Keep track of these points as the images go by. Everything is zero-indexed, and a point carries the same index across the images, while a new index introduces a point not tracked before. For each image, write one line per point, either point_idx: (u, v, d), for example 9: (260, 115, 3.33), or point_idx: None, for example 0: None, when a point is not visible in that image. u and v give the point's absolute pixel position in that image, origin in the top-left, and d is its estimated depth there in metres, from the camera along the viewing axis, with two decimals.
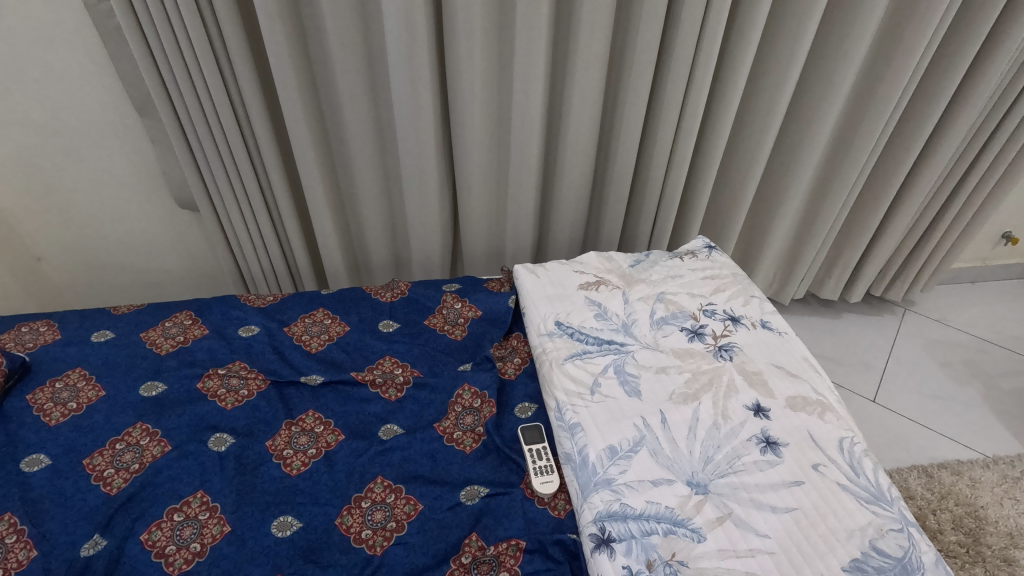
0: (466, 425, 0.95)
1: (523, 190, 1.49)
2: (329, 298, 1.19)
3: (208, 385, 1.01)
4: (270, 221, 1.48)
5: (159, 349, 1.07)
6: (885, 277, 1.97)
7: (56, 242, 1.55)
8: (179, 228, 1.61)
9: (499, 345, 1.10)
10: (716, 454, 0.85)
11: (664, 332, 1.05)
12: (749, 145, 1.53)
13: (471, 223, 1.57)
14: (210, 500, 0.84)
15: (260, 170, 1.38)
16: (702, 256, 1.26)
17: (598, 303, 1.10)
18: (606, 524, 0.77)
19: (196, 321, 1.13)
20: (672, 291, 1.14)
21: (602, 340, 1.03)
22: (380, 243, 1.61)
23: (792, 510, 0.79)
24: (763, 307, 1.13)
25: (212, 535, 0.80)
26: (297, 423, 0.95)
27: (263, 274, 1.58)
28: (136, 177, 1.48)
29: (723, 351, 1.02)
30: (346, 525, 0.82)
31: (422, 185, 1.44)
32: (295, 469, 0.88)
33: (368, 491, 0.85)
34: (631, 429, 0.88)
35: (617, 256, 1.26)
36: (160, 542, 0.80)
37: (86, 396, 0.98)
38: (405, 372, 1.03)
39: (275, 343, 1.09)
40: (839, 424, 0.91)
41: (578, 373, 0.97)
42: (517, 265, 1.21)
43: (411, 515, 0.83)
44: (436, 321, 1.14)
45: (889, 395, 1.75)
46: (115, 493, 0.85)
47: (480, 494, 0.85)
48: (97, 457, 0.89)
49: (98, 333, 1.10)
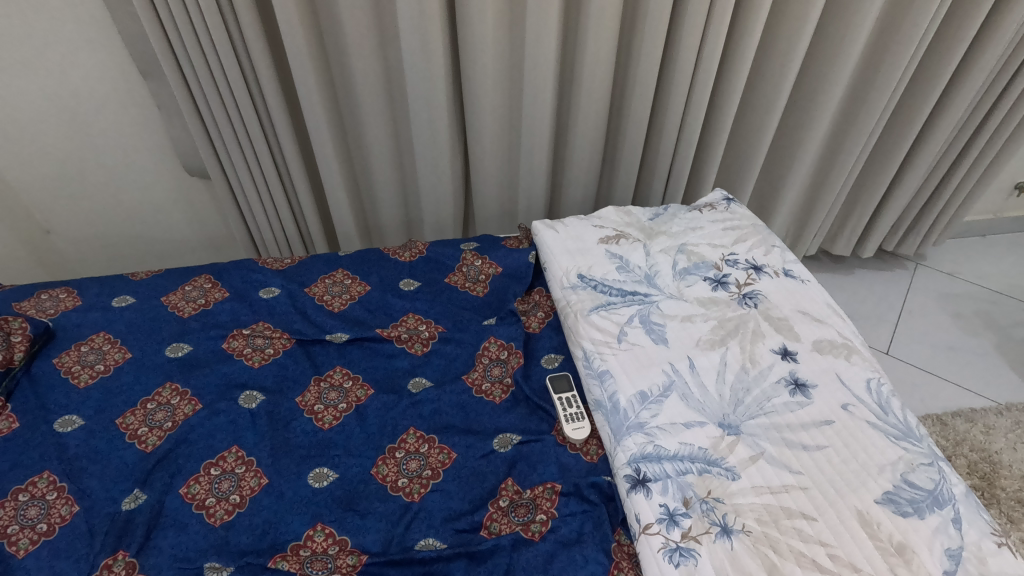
0: (494, 377, 0.95)
1: (536, 149, 1.47)
2: (347, 259, 1.18)
3: (234, 345, 1.01)
4: (281, 187, 1.46)
5: (181, 312, 1.07)
6: (897, 232, 1.96)
7: (65, 213, 1.54)
8: (189, 196, 1.59)
9: (521, 300, 1.10)
10: (746, 397, 0.86)
11: (687, 282, 1.05)
12: (764, 97, 1.50)
13: (483, 184, 1.55)
14: (245, 455, 0.85)
15: (270, 134, 1.36)
16: (720, 208, 1.25)
17: (619, 256, 1.10)
18: (641, 466, 0.78)
19: (216, 285, 1.13)
20: (693, 243, 1.13)
21: (625, 292, 1.03)
22: (391, 207, 1.60)
23: (823, 447, 0.80)
24: (784, 256, 1.12)
25: (251, 488, 0.81)
26: (325, 379, 0.95)
27: (275, 240, 1.57)
28: (143, 144, 1.46)
29: (747, 298, 1.02)
30: (382, 474, 0.82)
31: (433, 145, 1.42)
32: (327, 423, 0.89)
33: (401, 442, 0.86)
34: (661, 374, 0.88)
35: (635, 211, 1.25)
36: (199, 495, 0.81)
37: (113, 358, 0.98)
38: (430, 328, 1.03)
39: (297, 304, 1.08)
40: (865, 365, 0.92)
41: (604, 323, 0.97)
42: (536, 221, 1.20)
43: (446, 463, 0.83)
44: (456, 279, 1.13)
45: (902, 347, 1.76)
46: (150, 450, 0.86)
47: (513, 441, 0.86)
48: (130, 416, 0.90)
49: (119, 298, 1.09)
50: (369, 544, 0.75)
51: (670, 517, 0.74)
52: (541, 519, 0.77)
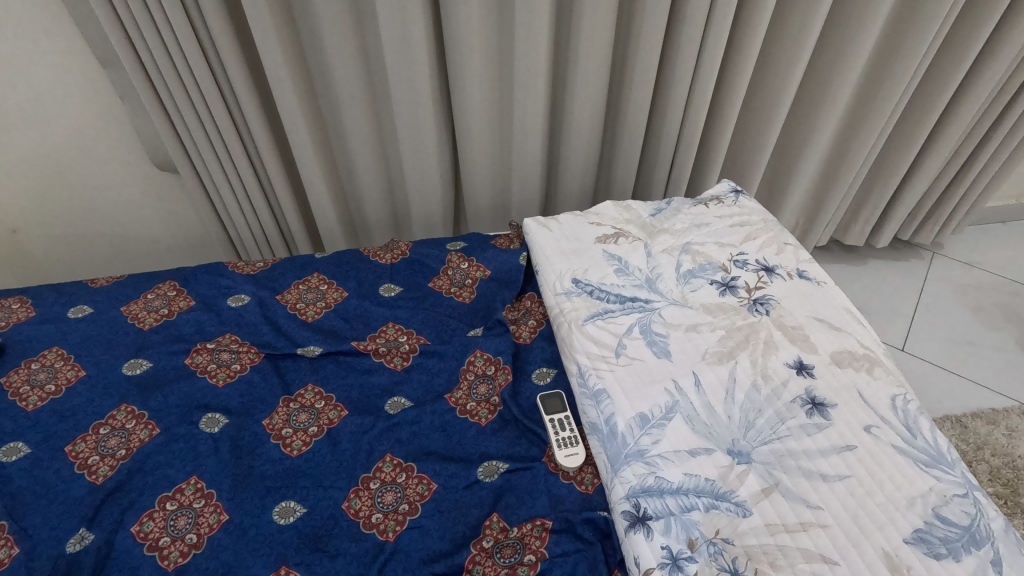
0: (480, 395, 0.86)
1: (529, 138, 1.37)
2: (324, 262, 1.09)
3: (197, 361, 0.92)
4: (257, 182, 1.37)
5: (142, 323, 0.98)
6: (914, 221, 1.85)
7: (31, 212, 1.45)
8: (161, 191, 1.50)
9: (512, 306, 1.01)
10: (758, 419, 0.77)
11: (692, 286, 0.96)
12: (774, 79, 1.39)
13: (473, 176, 1.45)
14: (204, 487, 0.77)
15: (241, 124, 1.26)
16: (728, 201, 1.15)
17: (618, 258, 1.01)
18: (641, 501, 0.70)
19: (180, 292, 1.04)
20: (698, 241, 1.04)
21: (625, 298, 0.94)
22: (377, 201, 1.50)
23: (844, 477, 0.71)
24: (798, 255, 1.03)
25: (209, 525, 0.74)
26: (295, 399, 0.87)
27: (253, 239, 1.48)
28: (109, 138, 1.36)
29: (758, 304, 0.93)
30: (354, 509, 0.74)
31: (418, 136, 1.32)
32: (296, 450, 0.81)
33: (377, 471, 0.78)
34: (663, 394, 0.80)
35: (636, 205, 1.15)
36: (152, 534, 0.73)
37: (65, 377, 0.90)
38: (411, 340, 0.95)
39: (268, 313, 1.00)
40: (889, 380, 0.83)
41: (601, 334, 0.88)
42: (528, 219, 1.11)
43: (424, 496, 0.75)
44: (441, 284, 1.04)
45: (918, 343, 1.66)
46: (101, 482, 0.78)
47: (499, 470, 0.78)
48: (80, 443, 0.82)
49: (75, 308, 1.01)
50: None
51: (673, 561, 0.65)
52: (529, 562, 0.69)
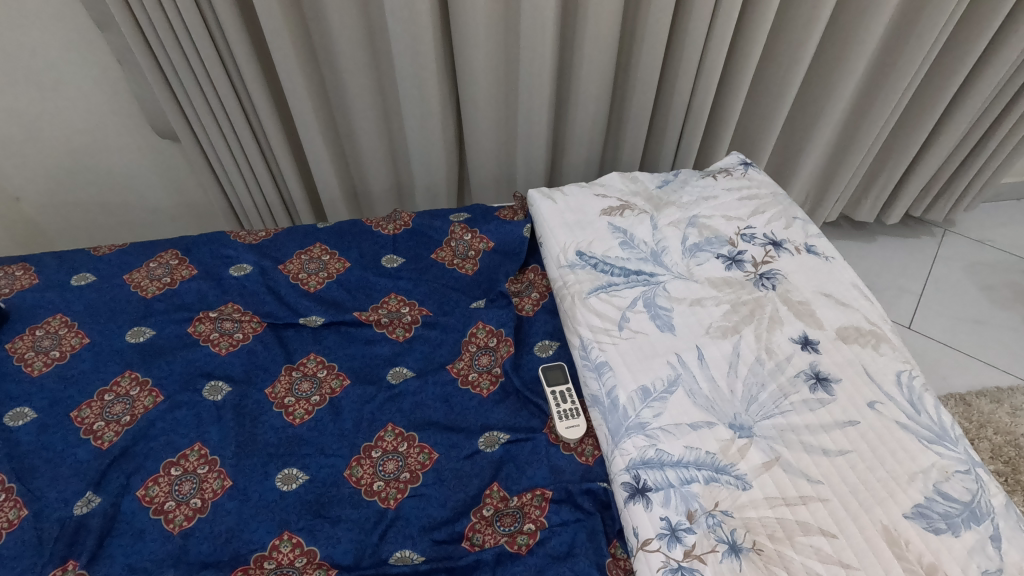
0: (482, 367, 0.86)
1: (535, 107, 1.34)
2: (326, 232, 1.08)
3: (200, 330, 0.92)
4: (259, 150, 1.35)
5: (144, 291, 0.98)
6: (926, 197, 1.82)
7: (32, 177, 1.43)
8: (163, 159, 1.48)
9: (515, 279, 1.00)
10: (760, 394, 0.77)
11: (698, 260, 0.94)
12: (789, 49, 1.34)
13: (478, 146, 1.43)
14: (208, 453, 0.78)
15: (240, 90, 1.23)
16: (737, 174, 1.12)
17: (623, 230, 0.99)
18: (641, 473, 0.70)
19: (183, 261, 1.04)
20: (705, 215, 1.02)
21: (629, 271, 0.92)
22: (380, 171, 1.48)
23: (846, 452, 0.71)
24: (807, 229, 1.01)
25: (213, 491, 0.74)
26: (298, 368, 0.87)
27: (256, 208, 1.47)
28: (108, 103, 1.34)
29: (764, 278, 0.91)
30: (356, 477, 0.75)
31: (422, 105, 1.29)
32: (298, 418, 0.81)
33: (378, 440, 0.78)
34: (665, 368, 0.79)
35: (642, 177, 1.13)
36: (158, 499, 0.74)
37: (69, 344, 0.90)
38: (413, 311, 0.94)
39: (270, 283, 0.99)
40: (895, 356, 0.82)
41: (604, 307, 0.87)
42: (532, 190, 1.09)
43: (425, 465, 0.76)
44: (444, 255, 1.03)
45: (925, 320, 1.65)
46: (107, 447, 0.79)
47: (500, 441, 0.78)
48: (86, 409, 0.83)
49: (78, 276, 1.01)
50: (340, 556, 0.68)
51: (671, 532, 0.66)
52: (528, 530, 0.70)
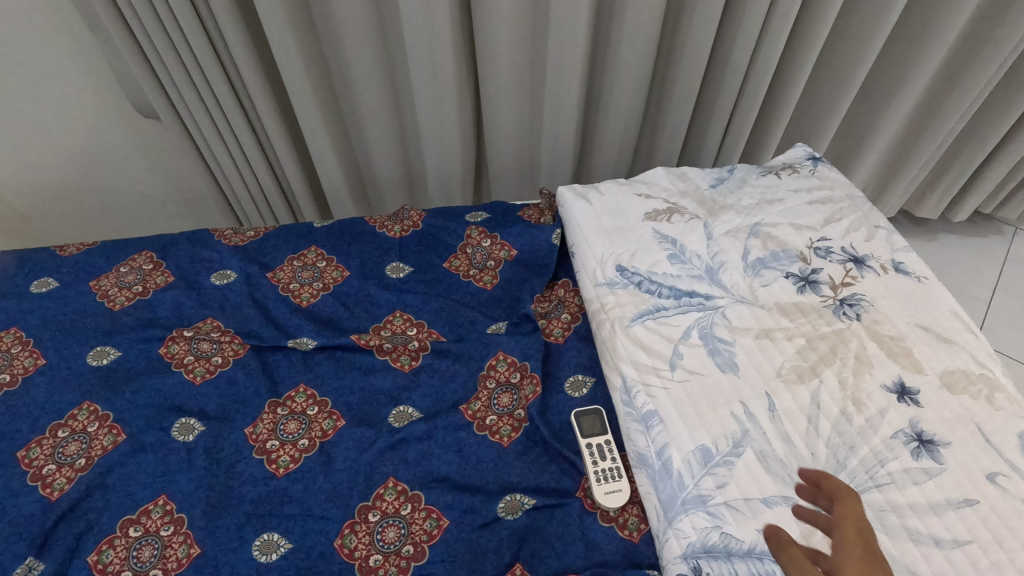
0: (502, 409, 0.72)
1: (565, 88, 1.17)
2: (323, 234, 0.94)
3: (173, 352, 0.79)
4: (252, 134, 1.20)
5: (112, 302, 0.85)
6: (1000, 193, 1.61)
7: (7, 161, 1.29)
8: (149, 139, 1.34)
9: (541, 297, 0.85)
10: (850, 460, 0.61)
11: (764, 280, 0.78)
12: (864, 23, 1.15)
13: (498, 132, 1.27)
14: (174, 510, 0.65)
15: (229, 65, 1.07)
16: (804, 171, 0.95)
17: (671, 240, 0.83)
18: (702, 564, 0.57)
19: (158, 266, 0.90)
20: (769, 223, 0.86)
21: (680, 293, 0.77)
22: (388, 156, 1.33)
23: (964, 544, 0.56)
24: (893, 241, 0.83)
25: (177, 560, 0.62)
26: (284, 403, 0.74)
27: (251, 198, 1.32)
28: (85, 76, 1.19)
29: (846, 305, 0.75)
30: (349, 549, 0.62)
31: (436, 84, 1.13)
32: (282, 468, 0.68)
33: (377, 500, 0.65)
34: (729, 422, 0.65)
35: (692, 174, 0.96)
36: (111, 568, 0.61)
37: (21, 365, 0.77)
38: (421, 335, 0.80)
39: (256, 295, 0.85)
40: (1015, 410, 0.65)
41: (651, 340, 0.72)
42: (563, 187, 0.93)
43: (433, 535, 0.62)
44: (458, 265, 0.89)
45: (993, 332, 1.48)
46: (56, 498, 0.66)
47: (524, 506, 0.64)
48: (35, 448, 0.70)
49: (37, 282, 0.87)
50: None
51: None
52: None
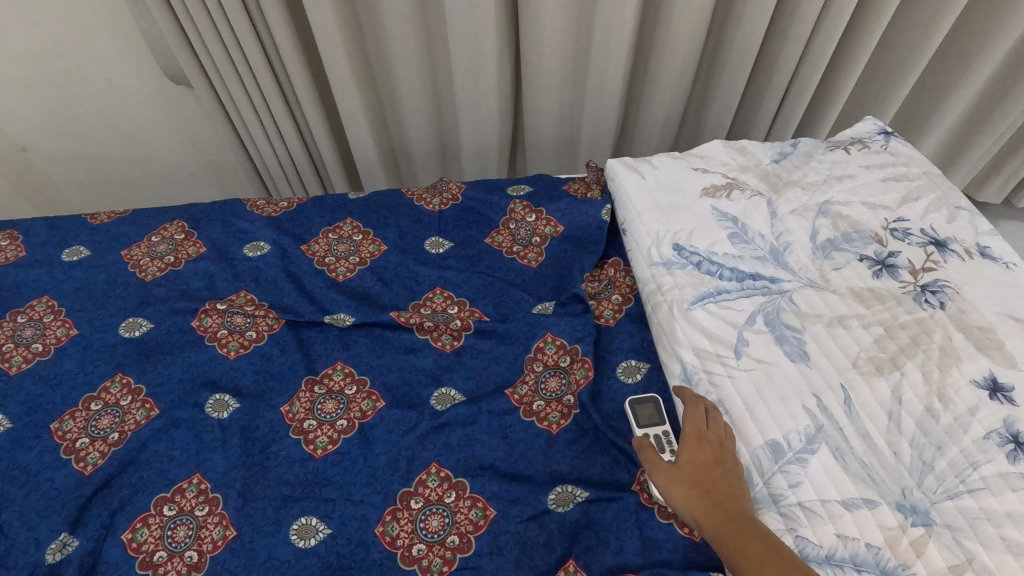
0: (550, 394, 0.68)
1: (611, 58, 1.10)
2: (359, 206, 0.89)
3: (206, 325, 0.76)
4: (284, 102, 1.15)
5: (143, 273, 0.82)
6: None
7: (39, 125, 1.28)
8: (178, 108, 1.30)
9: (590, 276, 0.81)
10: (937, 462, 0.54)
11: (834, 262, 0.71)
12: None
13: (538, 104, 1.20)
14: (209, 490, 0.62)
15: (262, 29, 1.02)
16: (876, 146, 0.87)
17: (732, 218, 0.77)
18: None
19: (190, 236, 0.87)
20: (840, 200, 0.78)
21: (742, 275, 0.71)
22: (422, 127, 1.27)
23: None
24: (976, 224, 0.74)
25: (212, 542, 0.59)
26: (321, 382, 0.71)
27: (281, 169, 1.28)
28: (113, 39, 1.15)
29: (928, 292, 0.67)
30: (391, 537, 0.59)
31: (475, 51, 1.07)
32: (320, 450, 0.65)
33: (419, 486, 0.62)
34: (801, 416, 0.59)
35: (752, 148, 0.90)
36: (146, 547, 0.59)
37: (53, 335, 0.75)
38: (462, 315, 0.76)
39: (291, 268, 0.82)
40: None
41: (712, 325, 0.67)
42: (612, 160, 0.88)
43: (480, 526, 0.59)
44: (501, 241, 0.84)
45: None
46: (89, 473, 0.64)
47: (576, 499, 0.60)
48: (68, 420, 0.68)
49: (69, 250, 0.85)
50: None
51: None
52: None
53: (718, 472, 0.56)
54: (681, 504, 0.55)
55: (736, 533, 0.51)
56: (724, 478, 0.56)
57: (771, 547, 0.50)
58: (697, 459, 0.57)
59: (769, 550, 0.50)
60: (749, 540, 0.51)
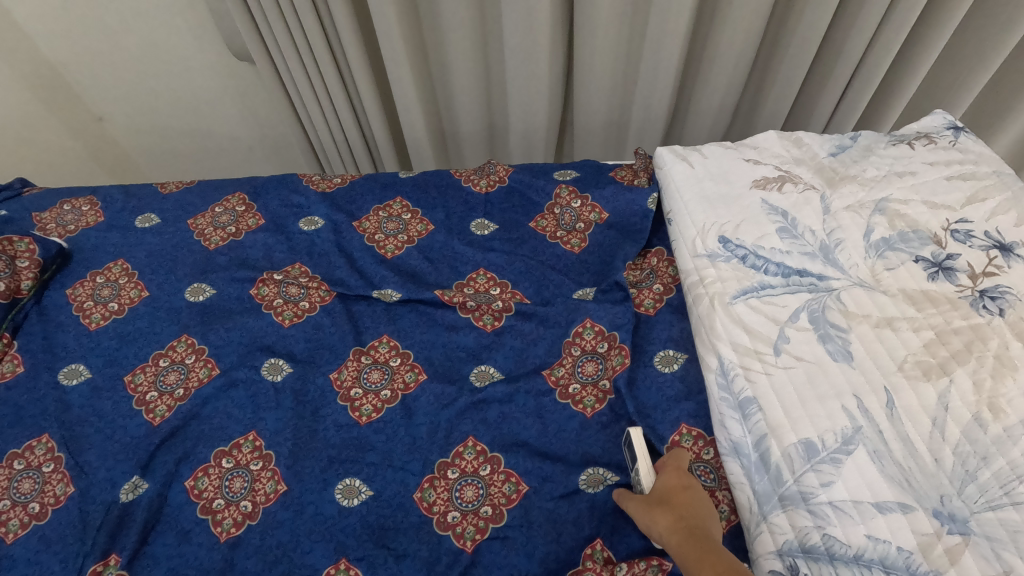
0: (586, 377, 0.70)
1: (666, 44, 1.08)
2: (408, 185, 0.92)
3: (264, 294, 0.80)
4: (340, 81, 1.18)
5: (207, 241, 0.87)
6: None
7: (115, 98, 1.36)
8: (240, 83, 1.36)
9: (632, 265, 0.81)
10: (981, 472, 0.53)
11: (888, 262, 0.69)
12: None
13: (588, 89, 1.19)
14: (263, 447, 0.67)
15: (321, 9, 1.05)
16: (944, 141, 0.82)
17: (782, 212, 0.75)
18: (799, 563, 0.54)
19: (249, 208, 0.91)
20: (899, 198, 0.75)
21: (788, 271, 0.70)
22: (471, 108, 1.29)
23: None
24: None
25: (265, 494, 0.64)
26: (368, 353, 0.74)
27: (335, 146, 1.32)
28: (184, 15, 1.21)
29: (987, 299, 0.64)
30: (427, 503, 0.62)
31: (528, 34, 1.07)
32: (365, 416, 0.69)
33: (456, 458, 0.65)
34: (839, 416, 0.58)
35: (809, 140, 0.87)
36: (206, 494, 0.65)
37: (127, 296, 0.81)
38: (504, 296, 0.78)
39: (343, 243, 0.86)
40: None
41: (754, 319, 0.67)
42: (662, 147, 0.87)
43: (512, 500, 0.62)
44: (545, 225, 0.85)
45: None
46: (157, 424, 0.70)
47: (606, 481, 0.62)
48: (139, 375, 0.74)
49: (141, 217, 0.91)
50: None
51: None
52: None
53: (690, 496, 0.56)
54: (646, 524, 0.55)
55: (697, 550, 0.51)
56: (694, 500, 0.56)
57: (726, 566, 0.50)
58: (670, 481, 0.57)
59: (726, 567, 0.49)
60: (704, 555, 0.50)
